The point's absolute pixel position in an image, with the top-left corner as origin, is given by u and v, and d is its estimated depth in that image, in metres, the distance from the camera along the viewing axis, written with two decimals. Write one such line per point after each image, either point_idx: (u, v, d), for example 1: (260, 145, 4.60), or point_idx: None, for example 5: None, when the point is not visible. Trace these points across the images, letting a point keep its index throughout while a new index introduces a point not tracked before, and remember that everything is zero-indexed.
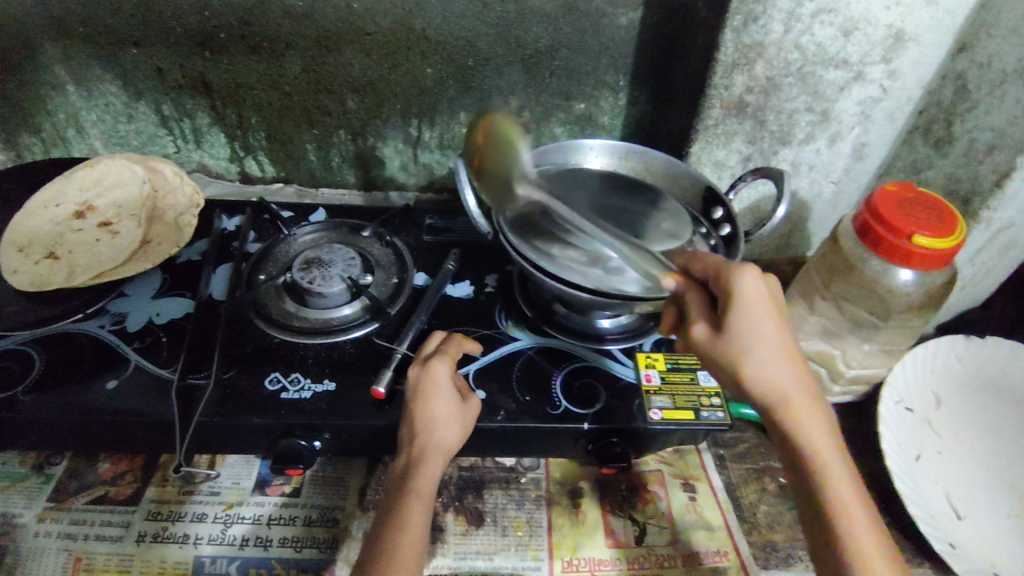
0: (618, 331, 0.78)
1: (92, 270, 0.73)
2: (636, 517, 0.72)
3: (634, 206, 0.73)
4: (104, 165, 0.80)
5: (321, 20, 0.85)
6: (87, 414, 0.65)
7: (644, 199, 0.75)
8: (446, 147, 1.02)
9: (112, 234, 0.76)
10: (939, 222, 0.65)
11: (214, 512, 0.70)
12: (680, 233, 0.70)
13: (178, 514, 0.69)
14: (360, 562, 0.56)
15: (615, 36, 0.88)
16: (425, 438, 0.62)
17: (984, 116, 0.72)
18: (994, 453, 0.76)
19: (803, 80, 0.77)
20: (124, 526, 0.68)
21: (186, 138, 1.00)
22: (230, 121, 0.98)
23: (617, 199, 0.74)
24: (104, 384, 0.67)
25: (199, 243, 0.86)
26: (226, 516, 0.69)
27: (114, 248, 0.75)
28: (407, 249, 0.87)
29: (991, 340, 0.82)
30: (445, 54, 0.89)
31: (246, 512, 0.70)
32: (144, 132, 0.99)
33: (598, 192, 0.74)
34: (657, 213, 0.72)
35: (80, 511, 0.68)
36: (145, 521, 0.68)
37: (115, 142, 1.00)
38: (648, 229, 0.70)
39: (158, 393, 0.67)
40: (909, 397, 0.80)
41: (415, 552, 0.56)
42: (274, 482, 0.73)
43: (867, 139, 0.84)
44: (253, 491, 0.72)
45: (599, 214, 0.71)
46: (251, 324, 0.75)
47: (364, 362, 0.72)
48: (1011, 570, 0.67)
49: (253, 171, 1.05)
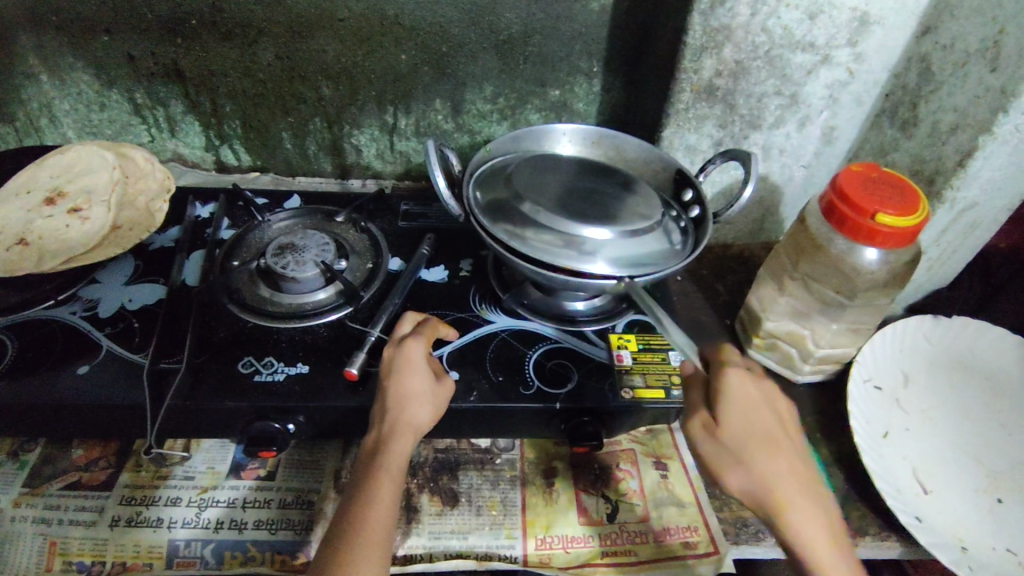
0: (591, 313, 0.80)
1: (61, 255, 0.72)
2: (608, 495, 0.72)
3: (605, 188, 0.74)
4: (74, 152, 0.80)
5: (293, 7, 0.85)
6: (57, 399, 0.65)
7: (615, 183, 0.76)
8: (423, 135, 1.02)
9: (83, 220, 0.75)
10: (902, 201, 0.67)
11: (188, 496, 0.70)
12: (650, 213, 0.71)
13: (152, 499, 0.69)
14: (328, 536, 0.57)
15: (588, 22, 0.89)
16: (398, 416, 0.62)
17: (948, 97, 0.73)
18: (960, 429, 0.77)
19: (771, 64, 0.78)
20: (98, 511, 0.68)
21: (161, 127, 1.00)
22: (205, 109, 0.97)
23: (588, 183, 0.74)
24: (75, 369, 0.67)
25: (172, 230, 0.85)
26: (201, 499, 0.70)
27: (82, 233, 0.74)
28: (382, 235, 0.87)
29: (958, 319, 0.84)
30: (419, 40, 0.89)
31: (221, 495, 0.70)
32: (118, 121, 0.99)
33: (569, 178, 0.75)
34: (628, 196, 0.73)
35: (55, 496, 0.68)
36: (119, 506, 0.68)
37: (89, 131, 1.00)
38: (619, 210, 0.71)
39: (129, 377, 0.67)
40: (877, 375, 0.81)
41: (383, 527, 0.58)
42: (249, 466, 0.73)
43: (836, 123, 0.85)
44: (228, 475, 0.72)
45: (570, 197, 0.71)
46: (224, 309, 0.75)
47: (337, 345, 0.72)
48: (976, 543, 0.68)
49: (229, 160, 1.05)
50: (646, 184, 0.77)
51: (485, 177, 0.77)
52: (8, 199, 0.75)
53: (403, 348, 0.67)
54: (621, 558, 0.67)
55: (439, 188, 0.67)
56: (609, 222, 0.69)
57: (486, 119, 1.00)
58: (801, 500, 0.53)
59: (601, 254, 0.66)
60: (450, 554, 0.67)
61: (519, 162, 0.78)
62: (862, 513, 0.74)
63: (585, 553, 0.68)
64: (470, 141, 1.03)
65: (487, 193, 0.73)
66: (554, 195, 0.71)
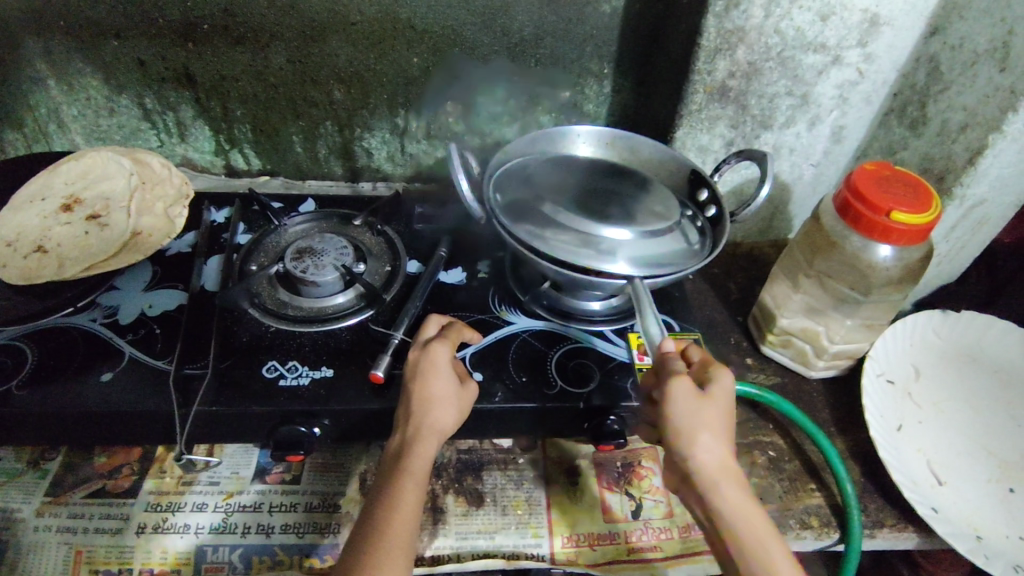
0: (609, 313, 0.80)
1: (80, 261, 0.71)
2: (632, 492, 0.73)
3: (625, 189, 0.74)
4: (89, 158, 0.80)
5: (306, 11, 0.85)
6: (82, 406, 0.64)
7: (634, 181, 0.76)
8: (433, 137, 1.02)
9: (101, 226, 0.74)
10: (915, 199, 0.68)
11: (214, 502, 0.70)
12: (667, 214, 0.72)
13: (178, 505, 0.69)
14: (355, 538, 0.57)
15: (599, 24, 0.89)
16: (423, 418, 0.63)
17: (957, 96, 0.75)
18: (971, 421, 0.79)
19: (783, 65, 0.79)
20: (124, 518, 0.67)
21: (170, 132, 0.99)
22: (215, 114, 0.97)
23: (607, 181, 0.75)
24: (99, 376, 0.67)
25: (189, 235, 0.85)
26: (227, 505, 0.70)
27: (102, 240, 0.73)
28: (398, 237, 0.88)
29: (967, 313, 0.86)
30: (431, 43, 0.90)
31: (246, 500, 0.70)
32: (127, 126, 0.98)
33: (590, 178, 0.75)
34: (646, 196, 0.74)
35: (79, 505, 0.68)
36: (145, 513, 0.68)
37: (97, 136, 0.99)
38: (637, 211, 0.71)
39: (154, 384, 0.67)
40: (890, 369, 0.82)
41: (407, 528, 0.58)
42: (274, 470, 0.73)
43: (845, 122, 0.87)
44: (253, 479, 0.72)
45: (592, 198, 0.72)
46: (245, 314, 0.75)
47: (361, 348, 0.73)
48: (993, 534, 0.69)
49: (238, 164, 1.05)
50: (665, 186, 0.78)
51: (505, 175, 0.77)
52: (23, 206, 0.75)
53: (426, 351, 0.67)
54: (649, 553, 0.68)
55: (462, 192, 0.68)
56: (628, 222, 0.69)
57: (497, 122, 1.01)
58: (736, 498, 0.54)
59: (620, 252, 0.67)
60: (477, 554, 0.68)
61: (540, 161, 0.78)
62: (879, 505, 0.75)
63: (611, 550, 0.68)
64: (480, 144, 1.04)
65: (508, 192, 0.74)
66: (576, 196, 0.72)
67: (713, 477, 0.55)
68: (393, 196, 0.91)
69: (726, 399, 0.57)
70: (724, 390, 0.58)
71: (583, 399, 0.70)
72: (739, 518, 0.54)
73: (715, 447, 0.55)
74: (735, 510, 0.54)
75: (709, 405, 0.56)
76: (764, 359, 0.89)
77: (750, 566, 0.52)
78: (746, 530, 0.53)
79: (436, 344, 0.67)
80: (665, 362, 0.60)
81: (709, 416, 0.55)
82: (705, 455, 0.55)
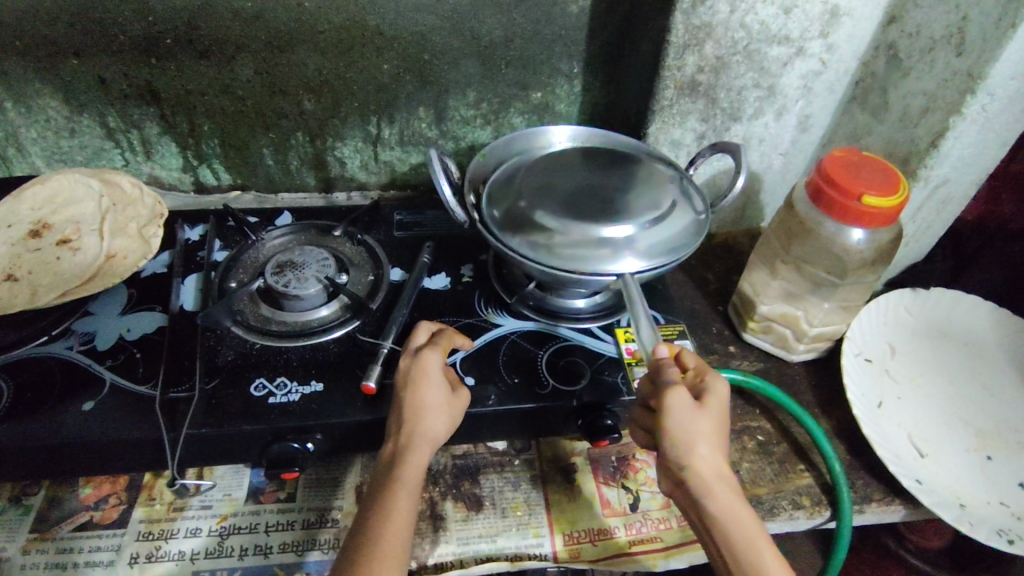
0: (595, 309, 0.81)
1: (53, 289, 0.69)
2: (628, 485, 0.74)
3: (616, 181, 0.74)
4: (55, 181, 0.77)
5: (273, 21, 0.84)
6: (65, 437, 0.62)
7: (620, 172, 0.76)
8: (407, 143, 1.02)
9: (72, 250, 0.72)
10: (885, 182, 0.70)
11: (207, 526, 0.68)
12: (662, 200, 0.72)
13: (170, 532, 0.67)
14: (346, 549, 0.57)
15: (567, 24, 0.90)
16: (415, 427, 0.62)
17: (917, 81, 0.77)
18: (946, 393, 0.82)
19: (750, 58, 0.81)
20: (115, 549, 0.66)
21: (135, 150, 0.97)
22: (182, 129, 0.95)
23: (594, 174, 0.75)
24: (80, 406, 0.65)
25: (164, 255, 0.84)
26: (221, 528, 0.68)
27: (75, 265, 0.71)
28: (379, 246, 0.87)
29: (934, 290, 0.89)
30: (400, 49, 0.89)
31: (242, 522, 0.69)
32: (90, 146, 0.95)
33: (580, 174, 0.75)
34: (628, 187, 0.73)
35: (66, 539, 0.66)
36: (137, 542, 0.66)
37: (58, 158, 0.96)
38: (618, 203, 0.71)
39: (139, 411, 0.65)
40: (866, 348, 0.85)
41: (400, 536, 0.58)
42: (267, 489, 0.72)
43: (810, 111, 0.90)
44: (246, 500, 0.71)
45: (586, 195, 0.72)
46: (228, 332, 0.73)
47: (350, 360, 0.72)
48: (975, 500, 0.72)
49: (207, 180, 1.02)
50: (658, 168, 0.77)
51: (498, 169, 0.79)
52: None
53: (417, 360, 0.66)
54: (650, 544, 0.69)
55: (445, 196, 0.68)
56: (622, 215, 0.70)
57: (469, 125, 1.01)
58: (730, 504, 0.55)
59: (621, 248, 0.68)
60: (480, 558, 0.68)
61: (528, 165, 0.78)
62: (865, 481, 0.77)
63: (613, 544, 0.69)
64: (454, 147, 1.04)
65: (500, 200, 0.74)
66: (570, 196, 0.72)
67: (706, 484, 0.55)
68: (371, 205, 0.90)
69: (721, 407, 0.58)
70: (718, 398, 0.58)
71: (576, 397, 0.70)
72: (734, 524, 0.54)
73: (710, 454, 0.55)
74: (730, 516, 0.54)
75: (703, 412, 0.56)
76: (747, 346, 0.90)
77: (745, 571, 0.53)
78: (738, 534, 0.54)
79: (429, 352, 0.67)
80: (658, 369, 0.59)
81: (703, 423, 0.56)
82: (701, 461, 0.55)
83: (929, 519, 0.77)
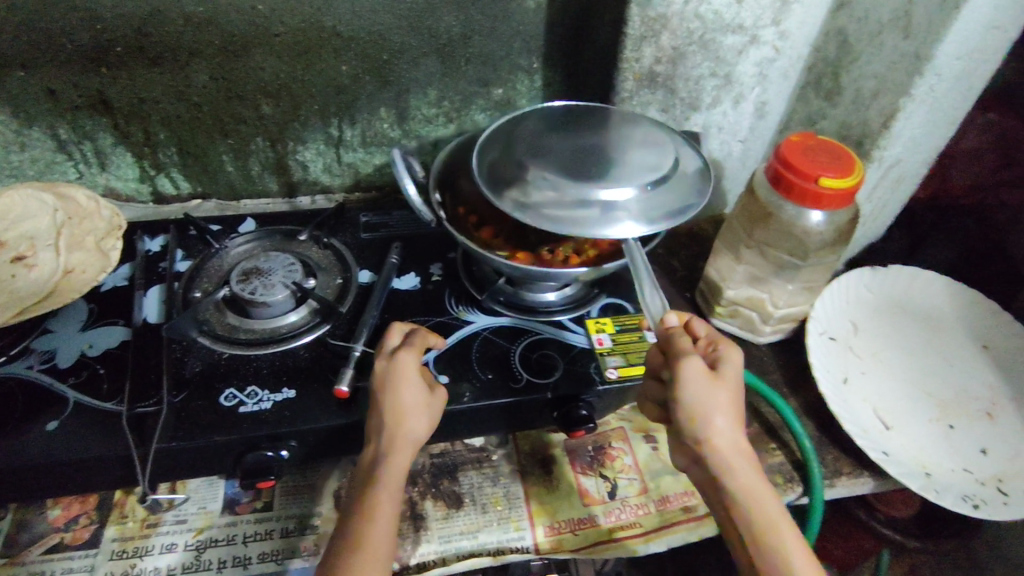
0: (565, 302, 0.82)
1: (10, 308, 0.67)
2: (606, 473, 0.75)
3: (615, 143, 0.71)
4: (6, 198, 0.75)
5: (227, 25, 0.83)
6: (29, 459, 0.61)
7: (618, 134, 0.72)
8: (370, 144, 1.01)
9: (28, 267, 0.70)
10: (840, 165, 0.72)
11: (183, 540, 0.67)
12: (664, 160, 0.69)
13: (145, 549, 0.66)
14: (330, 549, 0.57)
15: (525, 20, 0.90)
16: (396, 429, 0.62)
17: (867, 65, 0.80)
18: (907, 367, 0.85)
19: (705, 47, 0.83)
20: (89, 570, 0.64)
21: (89, 162, 0.94)
22: (137, 138, 0.93)
23: (592, 137, 0.72)
24: (43, 427, 0.63)
25: (124, 268, 0.82)
26: (198, 541, 0.67)
27: (30, 283, 0.69)
28: (346, 249, 0.87)
29: (892, 268, 0.92)
30: (359, 50, 0.89)
31: (219, 534, 0.68)
32: (41, 160, 0.92)
33: (573, 139, 0.71)
34: (629, 148, 0.70)
35: (37, 562, 0.64)
36: (111, 561, 0.65)
37: (8, 173, 0.93)
38: (620, 163, 0.68)
39: (106, 428, 0.64)
40: (830, 327, 0.87)
41: (383, 540, 0.58)
42: (244, 499, 0.71)
43: (767, 98, 0.92)
44: (222, 512, 0.70)
45: (581, 159, 0.68)
46: (195, 343, 0.72)
47: (321, 365, 0.71)
48: (940, 469, 0.74)
49: (166, 189, 1.00)
50: (651, 129, 0.74)
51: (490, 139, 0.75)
52: None
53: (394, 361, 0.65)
54: (631, 530, 0.70)
55: (408, 195, 0.68)
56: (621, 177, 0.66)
57: (432, 124, 1.01)
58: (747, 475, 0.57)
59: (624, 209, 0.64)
60: (462, 554, 0.68)
61: (517, 134, 0.74)
62: (835, 456, 0.79)
63: (594, 532, 0.70)
64: (418, 146, 1.04)
65: (490, 174, 0.69)
66: (565, 161, 0.68)
67: (727, 455, 0.57)
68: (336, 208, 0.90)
69: (737, 381, 0.59)
70: (733, 371, 0.60)
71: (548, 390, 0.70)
72: (751, 494, 0.56)
73: (727, 426, 0.57)
74: (747, 487, 0.56)
75: (720, 386, 0.58)
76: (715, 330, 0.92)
77: (761, 540, 0.54)
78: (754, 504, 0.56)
79: (409, 352, 0.66)
80: (672, 343, 0.61)
81: (719, 397, 0.57)
82: (717, 432, 0.57)
83: (897, 488, 0.80)
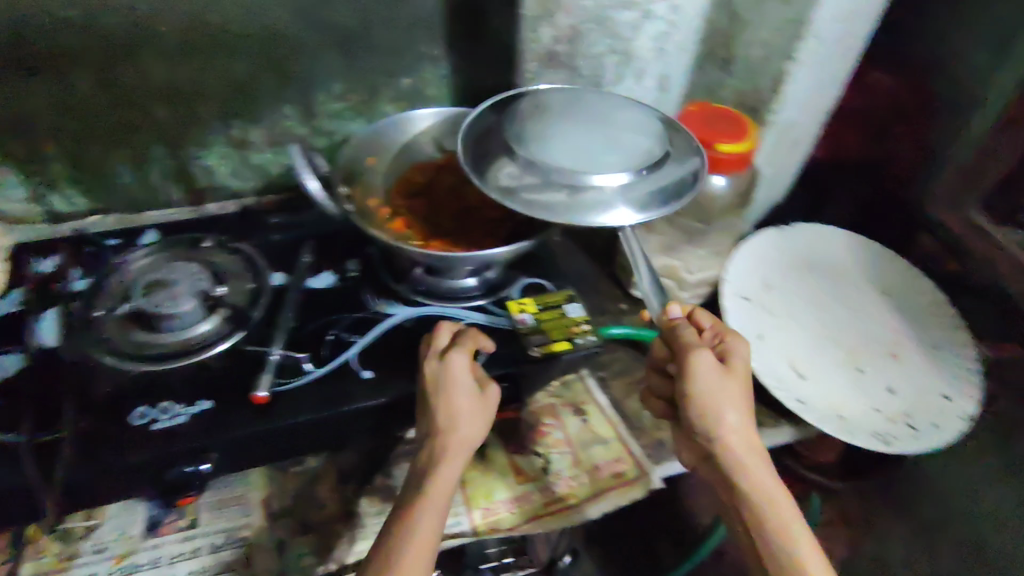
0: (485, 287, 0.82)
1: None
2: (538, 451, 0.77)
3: (606, 120, 0.69)
4: None
5: (108, 27, 0.79)
6: None
7: (611, 113, 0.71)
8: (276, 143, 0.98)
9: None
10: (732, 128, 0.79)
11: (104, 569, 0.64)
12: (654, 147, 0.68)
13: None
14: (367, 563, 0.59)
15: (425, 10, 0.90)
16: (285, 442, 0.64)
17: (756, 33, 0.83)
18: (814, 319, 0.89)
19: (602, 25, 0.83)
20: None
21: None
22: (18, 157, 0.86)
23: (580, 110, 0.70)
24: None
25: (15, 292, 0.78)
26: (121, 569, 0.64)
27: None
28: (257, 252, 0.84)
29: (795, 227, 0.97)
30: (252, 46, 0.86)
31: (143, 558, 0.65)
32: None
33: (561, 112, 0.69)
34: (619, 129, 0.69)
35: None
36: None
37: None
38: (609, 145, 0.67)
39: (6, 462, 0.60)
40: (745, 287, 0.89)
41: (426, 551, 0.59)
42: (167, 519, 0.69)
43: (668, 73, 0.93)
44: (144, 535, 0.67)
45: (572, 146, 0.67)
46: (98, 364, 0.68)
47: (236, 372, 0.69)
48: (850, 411, 0.78)
49: (59, 208, 0.93)
50: (635, 111, 0.73)
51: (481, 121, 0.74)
52: None
53: (448, 365, 0.65)
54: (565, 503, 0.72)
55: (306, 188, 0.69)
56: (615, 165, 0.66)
57: (340, 118, 0.98)
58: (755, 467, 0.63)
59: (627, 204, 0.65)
60: None
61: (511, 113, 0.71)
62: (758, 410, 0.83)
63: (530, 508, 0.71)
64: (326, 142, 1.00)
65: (478, 164, 0.68)
66: (564, 149, 0.66)
67: (740, 449, 0.64)
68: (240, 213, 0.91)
69: (745, 372, 0.67)
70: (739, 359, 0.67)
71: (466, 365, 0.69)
72: (760, 485, 0.62)
73: (735, 416, 0.64)
74: (756, 478, 0.63)
75: (728, 379, 0.65)
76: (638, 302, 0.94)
77: (769, 532, 0.60)
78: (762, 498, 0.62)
79: (461, 353, 0.66)
80: (675, 334, 0.67)
81: (728, 389, 0.65)
82: (727, 421, 0.64)
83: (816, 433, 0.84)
